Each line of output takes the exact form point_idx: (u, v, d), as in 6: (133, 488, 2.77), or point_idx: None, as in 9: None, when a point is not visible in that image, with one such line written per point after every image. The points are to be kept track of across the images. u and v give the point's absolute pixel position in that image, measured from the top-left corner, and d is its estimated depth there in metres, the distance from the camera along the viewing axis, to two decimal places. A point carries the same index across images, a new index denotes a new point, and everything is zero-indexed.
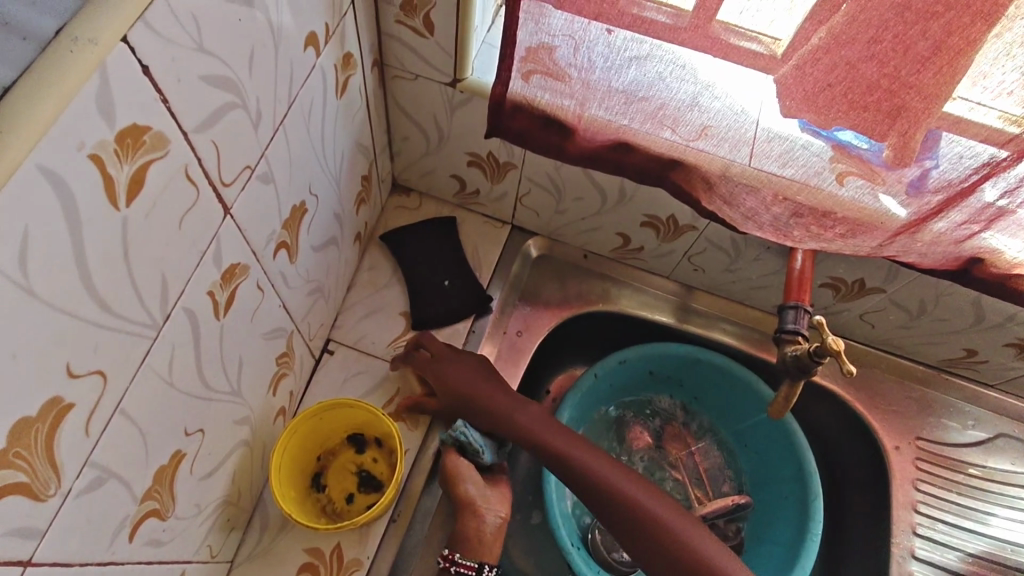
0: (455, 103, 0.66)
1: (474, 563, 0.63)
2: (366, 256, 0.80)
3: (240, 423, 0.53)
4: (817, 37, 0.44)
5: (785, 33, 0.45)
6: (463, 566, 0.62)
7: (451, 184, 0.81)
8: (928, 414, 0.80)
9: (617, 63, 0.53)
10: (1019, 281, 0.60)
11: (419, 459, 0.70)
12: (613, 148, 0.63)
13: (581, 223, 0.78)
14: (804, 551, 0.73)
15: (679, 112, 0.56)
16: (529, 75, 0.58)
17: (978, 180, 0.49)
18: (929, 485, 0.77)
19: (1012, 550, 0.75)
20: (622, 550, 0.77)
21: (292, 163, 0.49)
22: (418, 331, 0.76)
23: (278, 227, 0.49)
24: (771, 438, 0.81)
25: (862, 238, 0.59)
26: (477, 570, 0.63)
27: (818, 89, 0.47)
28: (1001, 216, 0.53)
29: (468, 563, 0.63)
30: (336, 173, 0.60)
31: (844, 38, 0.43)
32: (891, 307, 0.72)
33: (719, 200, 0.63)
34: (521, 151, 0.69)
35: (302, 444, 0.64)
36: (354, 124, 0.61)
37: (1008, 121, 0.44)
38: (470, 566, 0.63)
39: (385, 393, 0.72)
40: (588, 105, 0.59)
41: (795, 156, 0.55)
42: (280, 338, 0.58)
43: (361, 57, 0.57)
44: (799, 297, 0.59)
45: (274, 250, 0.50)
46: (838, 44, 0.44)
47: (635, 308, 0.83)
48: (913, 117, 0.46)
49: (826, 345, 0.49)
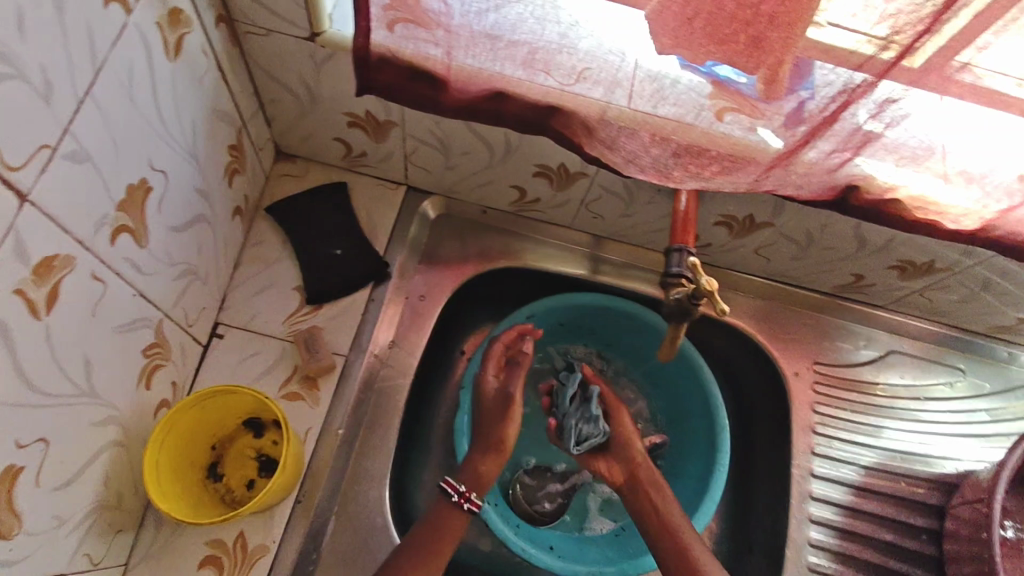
0: (320, 59, 0.60)
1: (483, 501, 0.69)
2: (252, 231, 0.74)
3: (104, 423, 0.51)
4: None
5: None
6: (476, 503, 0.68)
7: (337, 148, 0.76)
8: (823, 339, 0.84)
9: (478, 6, 0.51)
10: (892, 206, 0.62)
11: (323, 436, 0.68)
12: (490, 97, 0.60)
13: (474, 179, 0.76)
14: (714, 482, 0.76)
15: (550, 54, 0.54)
16: (393, 24, 0.54)
17: (838, 108, 0.50)
18: (825, 406, 0.82)
19: (902, 458, 0.80)
20: (544, 502, 0.81)
21: (116, 138, 0.44)
22: (314, 305, 0.72)
23: (111, 211, 0.45)
24: (681, 376, 0.83)
25: (740, 174, 0.59)
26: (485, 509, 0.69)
27: (680, 22, 0.46)
28: (869, 141, 0.54)
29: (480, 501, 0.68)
30: (190, 146, 0.55)
31: None
32: (781, 240, 0.74)
33: (600, 145, 0.61)
34: (398, 108, 0.66)
35: (191, 436, 0.61)
36: (203, 89, 0.55)
37: (865, 43, 0.44)
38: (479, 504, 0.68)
39: (283, 372, 0.69)
40: (455, 52, 0.56)
41: (667, 96, 0.54)
42: (144, 329, 0.54)
43: (197, 12, 0.51)
44: (684, 239, 0.59)
45: (112, 235, 0.46)
46: None
47: (539, 261, 0.83)
48: (773, 47, 0.45)
49: (703, 287, 0.50)
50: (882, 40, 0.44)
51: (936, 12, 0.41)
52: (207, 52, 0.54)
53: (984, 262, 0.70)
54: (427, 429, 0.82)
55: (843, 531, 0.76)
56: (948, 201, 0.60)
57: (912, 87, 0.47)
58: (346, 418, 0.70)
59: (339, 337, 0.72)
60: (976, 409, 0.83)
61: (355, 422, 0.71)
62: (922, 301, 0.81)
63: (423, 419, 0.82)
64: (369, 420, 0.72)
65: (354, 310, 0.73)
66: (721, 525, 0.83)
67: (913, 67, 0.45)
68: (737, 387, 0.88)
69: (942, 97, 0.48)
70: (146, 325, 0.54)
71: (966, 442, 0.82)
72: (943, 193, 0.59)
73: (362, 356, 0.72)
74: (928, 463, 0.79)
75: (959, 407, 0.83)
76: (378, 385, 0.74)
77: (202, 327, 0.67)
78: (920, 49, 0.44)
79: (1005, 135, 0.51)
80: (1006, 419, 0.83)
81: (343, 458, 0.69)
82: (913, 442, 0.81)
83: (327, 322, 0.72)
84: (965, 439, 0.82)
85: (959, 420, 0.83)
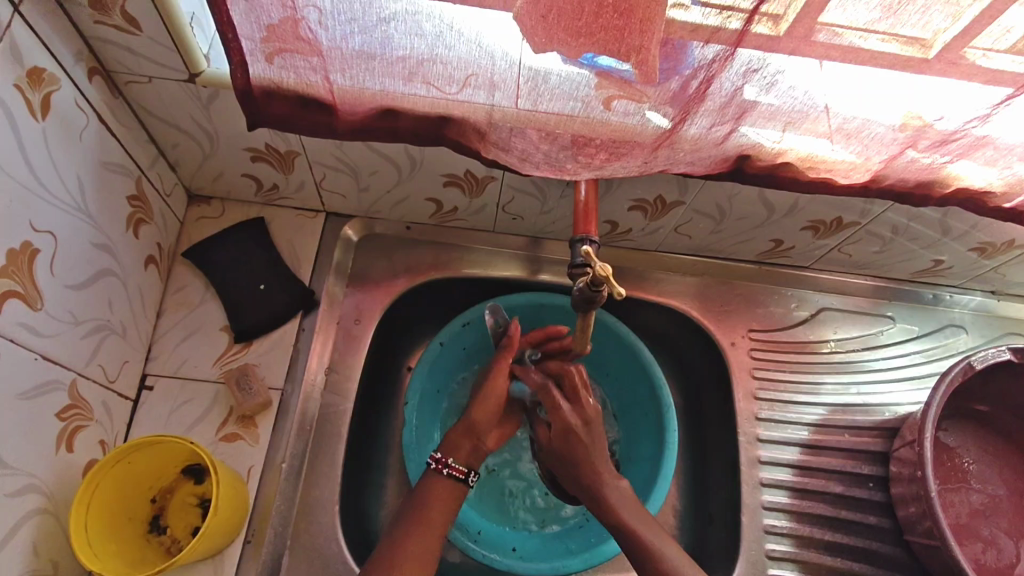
0: (205, 101, 0.61)
1: (464, 467, 0.67)
2: (172, 277, 0.74)
3: (23, 492, 0.52)
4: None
5: None
6: (455, 469, 0.66)
7: (249, 184, 0.75)
8: (754, 306, 0.86)
9: (343, 29, 0.50)
10: (786, 169, 0.64)
11: (267, 473, 0.67)
12: (379, 115, 0.60)
13: (389, 197, 0.77)
14: (664, 460, 0.77)
15: (426, 67, 0.54)
16: (270, 57, 0.53)
17: (703, 84, 0.52)
18: (765, 370, 0.84)
19: (844, 410, 0.82)
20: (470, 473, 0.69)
21: None
22: (243, 344, 0.72)
23: None
24: (623, 359, 0.84)
25: (628, 159, 0.61)
26: (467, 474, 0.66)
27: (554, 17, 0.46)
28: (746, 110, 0.56)
29: (458, 467, 0.66)
30: (79, 204, 0.57)
31: None
32: (696, 216, 0.76)
33: (495, 148, 0.63)
34: (297, 138, 0.66)
35: (124, 493, 0.60)
36: (87, 145, 0.57)
37: (727, 18, 0.46)
38: (462, 470, 0.66)
39: (219, 414, 0.68)
40: (333, 76, 0.55)
41: (543, 92, 0.55)
42: (57, 391, 0.56)
43: (63, 69, 0.53)
44: (586, 229, 0.62)
45: None
46: None
47: (470, 268, 0.83)
48: (641, 33, 0.46)
49: (599, 273, 0.53)
50: (745, 11, 0.45)
51: None
52: (82, 107, 0.56)
53: (893, 208, 0.71)
54: (382, 450, 0.82)
55: (796, 489, 0.78)
56: (835, 158, 0.62)
57: (769, 53, 0.49)
58: (289, 451, 0.69)
59: (273, 371, 0.71)
60: (909, 353, 0.86)
61: (299, 453, 0.70)
62: (843, 256, 0.83)
63: (375, 440, 0.82)
64: (313, 447, 0.72)
65: (286, 343, 0.73)
66: (681, 500, 0.85)
67: (778, 34, 0.47)
68: (684, 366, 0.91)
69: (822, 62, 0.50)
70: (58, 386, 0.56)
71: (902, 387, 0.84)
72: (829, 152, 0.61)
73: (298, 387, 0.72)
74: (868, 411, 0.82)
75: (893, 352, 0.86)
76: (320, 413, 0.74)
77: (127, 382, 0.66)
78: (788, 16, 0.45)
79: (878, 90, 0.53)
80: (938, 358, 0.86)
81: (291, 491, 0.69)
82: (853, 393, 0.84)
83: (259, 358, 0.72)
84: (902, 383, 0.85)
85: (895, 366, 0.85)
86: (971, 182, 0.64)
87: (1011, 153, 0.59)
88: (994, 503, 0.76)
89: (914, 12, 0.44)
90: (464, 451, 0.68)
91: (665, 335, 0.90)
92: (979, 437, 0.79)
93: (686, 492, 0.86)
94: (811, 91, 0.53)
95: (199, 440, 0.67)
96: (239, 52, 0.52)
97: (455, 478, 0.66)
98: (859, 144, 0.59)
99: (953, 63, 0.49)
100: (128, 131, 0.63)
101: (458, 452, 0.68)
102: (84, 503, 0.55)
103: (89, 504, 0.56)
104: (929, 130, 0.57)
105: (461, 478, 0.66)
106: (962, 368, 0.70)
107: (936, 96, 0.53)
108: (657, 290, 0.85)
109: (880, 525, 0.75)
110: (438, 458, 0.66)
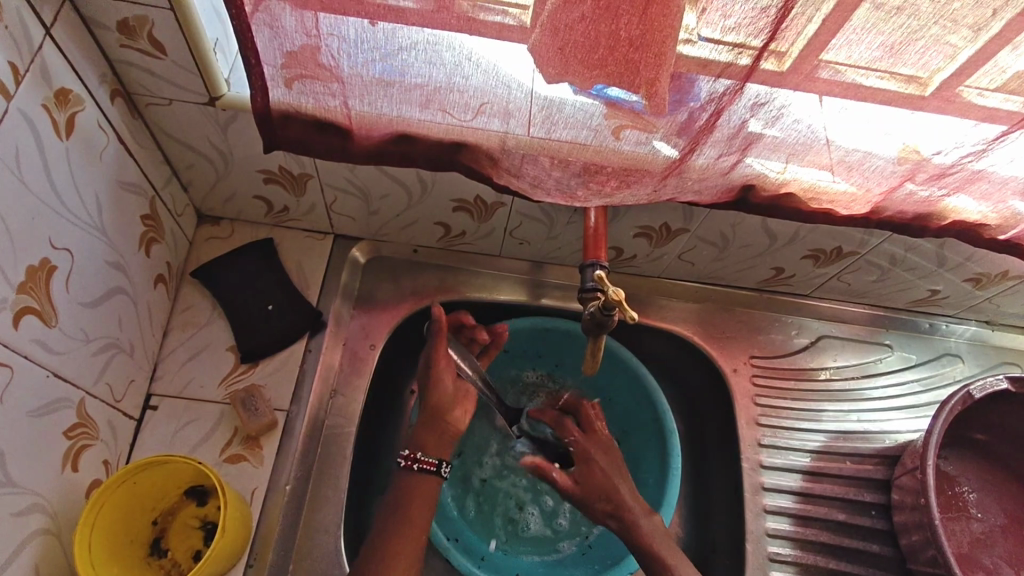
0: (223, 123, 0.62)
1: (435, 459, 0.67)
2: (179, 296, 0.74)
3: (28, 512, 0.51)
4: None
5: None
6: (426, 462, 0.66)
7: (259, 206, 0.76)
8: (755, 332, 0.88)
9: (364, 57, 0.52)
10: (789, 199, 0.66)
11: (270, 496, 0.67)
12: (394, 140, 0.61)
13: (398, 221, 0.78)
14: (669, 484, 0.78)
15: (444, 95, 0.55)
16: (290, 82, 0.54)
17: (713, 115, 0.54)
18: (766, 397, 0.85)
19: (845, 438, 0.83)
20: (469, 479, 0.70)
21: (7, 225, 0.47)
22: (248, 364, 0.72)
23: (7, 293, 0.48)
24: (626, 383, 0.85)
25: (637, 186, 0.63)
26: (438, 465, 0.66)
27: (568, 48, 0.47)
28: (752, 142, 0.58)
29: (429, 460, 0.66)
30: (96, 223, 0.58)
31: None
32: (699, 243, 0.77)
33: (506, 174, 0.64)
34: (311, 160, 0.67)
35: (126, 513, 0.59)
36: (106, 165, 0.58)
37: (738, 54, 0.48)
38: (433, 462, 0.66)
39: (223, 435, 0.68)
40: (352, 101, 0.56)
41: (556, 121, 0.56)
42: (66, 410, 0.55)
43: (88, 91, 0.54)
44: (596, 255, 0.63)
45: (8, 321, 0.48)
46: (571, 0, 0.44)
47: (474, 293, 0.84)
48: (652, 66, 0.48)
49: (611, 298, 0.55)
50: (757, 49, 0.47)
51: (775, 23, 0.44)
52: (104, 128, 0.57)
53: (891, 239, 0.73)
54: (385, 474, 0.82)
55: (799, 517, 0.78)
56: (836, 189, 0.64)
57: (775, 88, 0.51)
58: (293, 473, 0.69)
59: (280, 392, 0.71)
60: (908, 382, 0.87)
61: (304, 475, 0.70)
62: (842, 285, 0.85)
63: (378, 462, 0.81)
64: (317, 469, 0.71)
65: (291, 364, 0.73)
66: (683, 526, 0.85)
67: (783, 70, 0.49)
68: (686, 392, 0.91)
69: (823, 98, 0.52)
70: (67, 405, 0.56)
71: (902, 415, 0.85)
72: (831, 182, 0.63)
73: (304, 409, 0.72)
74: (869, 438, 0.83)
75: (891, 381, 0.87)
76: (324, 434, 0.73)
77: (132, 401, 0.66)
78: (792, 53, 0.47)
79: (878, 125, 0.55)
80: (935, 388, 0.87)
81: (294, 515, 0.68)
82: (853, 420, 0.85)
83: (264, 378, 0.72)
84: (900, 412, 0.86)
85: (894, 395, 0.87)
86: (968, 214, 0.66)
87: (1006, 187, 0.62)
88: (995, 533, 0.77)
89: (914, 52, 0.46)
90: (433, 442, 0.68)
91: (669, 361, 0.91)
92: (978, 467, 0.80)
93: (688, 519, 0.86)
94: (815, 125, 0.55)
95: (203, 460, 0.67)
96: (260, 77, 0.54)
97: (427, 471, 0.66)
98: (860, 177, 0.61)
99: (950, 101, 0.51)
100: (144, 151, 0.64)
101: (427, 445, 0.67)
102: (88, 523, 0.55)
103: (92, 526, 0.55)
104: (927, 164, 0.59)
105: (433, 469, 0.66)
106: (961, 396, 0.71)
107: (935, 130, 0.54)
108: (659, 315, 0.86)
109: (884, 553, 0.75)
110: (408, 453, 0.66)
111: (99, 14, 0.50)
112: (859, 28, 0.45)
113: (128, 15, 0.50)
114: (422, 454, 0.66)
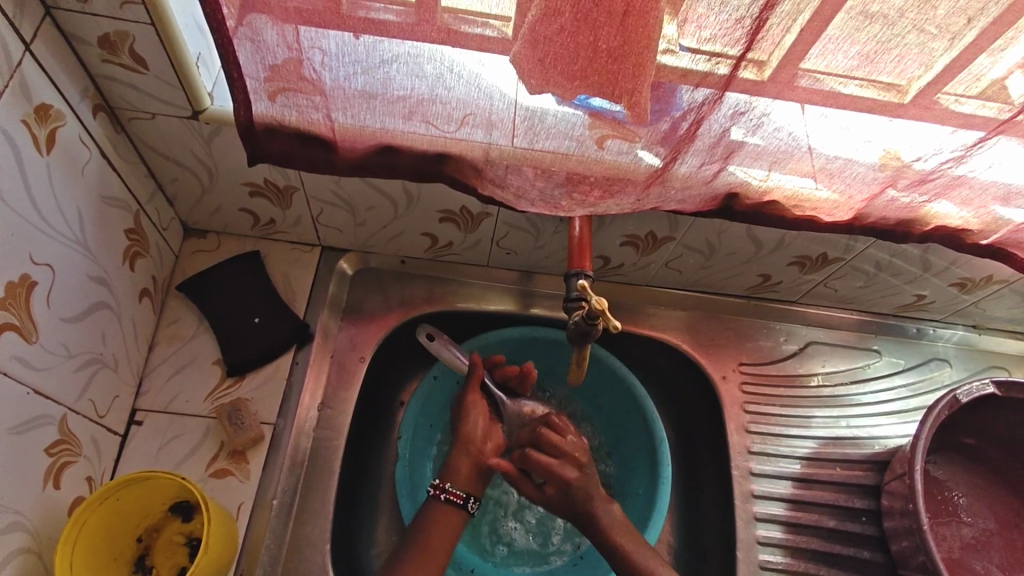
0: (206, 136, 0.62)
1: (462, 491, 0.67)
2: (164, 311, 0.74)
3: (8, 530, 0.51)
4: (530, 11, 0.45)
5: (507, 10, 0.46)
6: (453, 493, 0.67)
7: (245, 219, 0.76)
8: (745, 340, 0.88)
9: (346, 70, 0.52)
10: (772, 206, 0.66)
11: (256, 511, 0.66)
12: (378, 152, 0.61)
13: (385, 231, 0.78)
14: (659, 495, 0.78)
15: (427, 107, 0.55)
16: (273, 95, 0.55)
17: (693, 125, 0.54)
18: (756, 403, 0.85)
19: (834, 444, 0.83)
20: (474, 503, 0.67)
21: None
22: (235, 377, 0.72)
23: None
24: (616, 392, 0.85)
25: (620, 196, 0.63)
26: (466, 499, 0.67)
27: (549, 60, 0.48)
28: (734, 151, 0.58)
29: (457, 491, 0.67)
30: (79, 237, 0.58)
31: (551, 9, 0.44)
32: (686, 252, 0.78)
33: (491, 184, 0.64)
34: (296, 173, 0.67)
35: (109, 530, 0.59)
36: (89, 180, 0.58)
37: (717, 64, 0.48)
38: (460, 495, 0.67)
39: (208, 450, 0.67)
40: (335, 114, 0.57)
41: (539, 131, 0.56)
42: (46, 426, 0.55)
43: (70, 105, 0.54)
44: (581, 263, 0.63)
45: None
46: (551, 10, 0.44)
47: (462, 303, 0.84)
48: (631, 76, 0.48)
49: (594, 307, 0.55)
50: (734, 59, 0.47)
51: (751, 32, 0.45)
52: (87, 143, 0.57)
53: (875, 245, 0.74)
54: (373, 486, 0.81)
55: (790, 524, 0.78)
56: (819, 197, 0.64)
57: (755, 97, 0.51)
58: (280, 486, 0.68)
59: (266, 406, 0.71)
60: (896, 387, 0.88)
61: (290, 489, 0.69)
62: (829, 291, 0.85)
63: (367, 475, 0.81)
64: (305, 483, 0.71)
65: (278, 376, 0.73)
66: (675, 536, 0.85)
67: (762, 78, 0.49)
68: (677, 400, 0.91)
69: (804, 106, 0.52)
70: (49, 421, 0.55)
71: (890, 420, 0.85)
72: (814, 189, 0.63)
73: (290, 421, 0.71)
74: (858, 445, 0.83)
75: (880, 386, 0.87)
76: (313, 447, 0.72)
77: (115, 417, 0.66)
78: (771, 62, 0.48)
79: (858, 132, 0.55)
80: (923, 393, 0.88)
81: (281, 530, 0.67)
82: (842, 427, 0.85)
83: (251, 392, 0.71)
84: (890, 417, 0.86)
85: (882, 400, 0.87)
86: (950, 220, 0.67)
87: (986, 192, 0.62)
88: (985, 538, 0.77)
89: (890, 61, 0.47)
90: (465, 473, 0.69)
91: (658, 370, 0.91)
92: (968, 472, 0.80)
93: (679, 528, 0.86)
94: (795, 132, 0.55)
95: (188, 475, 0.66)
96: (243, 90, 0.54)
97: (454, 503, 0.66)
98: (842, 183, 0.61)
99: (928, 108, 0.51)
100: (127, 165, 0.63)
101: (458, 476, 0.68)
102: (70, 540, 0.54)
103: (73, 544, 0.54)
104: (908, 170, 0.59)
105: (460, 502, 0.67)
106: (948, 400, 0.71)
107: (915, 137, 0.55)
108: (648, 323, 0.87)
109: (874, 559, 0.74)
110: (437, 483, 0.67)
111: (80, 29, 0.50)
112: (835, 37, 0.45)
113: (109, 30, 0.50)
114: (450, 485, 0.67)
